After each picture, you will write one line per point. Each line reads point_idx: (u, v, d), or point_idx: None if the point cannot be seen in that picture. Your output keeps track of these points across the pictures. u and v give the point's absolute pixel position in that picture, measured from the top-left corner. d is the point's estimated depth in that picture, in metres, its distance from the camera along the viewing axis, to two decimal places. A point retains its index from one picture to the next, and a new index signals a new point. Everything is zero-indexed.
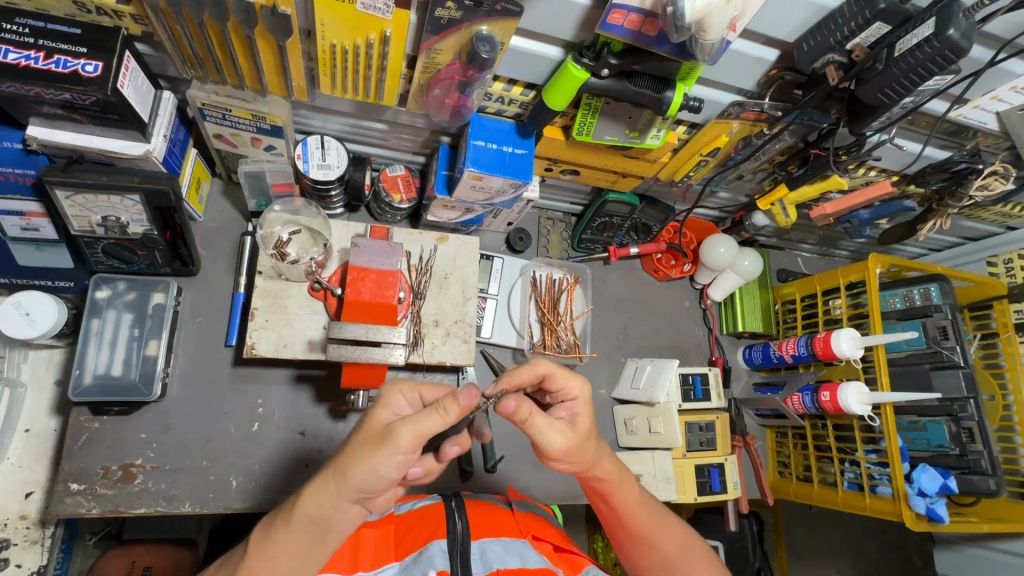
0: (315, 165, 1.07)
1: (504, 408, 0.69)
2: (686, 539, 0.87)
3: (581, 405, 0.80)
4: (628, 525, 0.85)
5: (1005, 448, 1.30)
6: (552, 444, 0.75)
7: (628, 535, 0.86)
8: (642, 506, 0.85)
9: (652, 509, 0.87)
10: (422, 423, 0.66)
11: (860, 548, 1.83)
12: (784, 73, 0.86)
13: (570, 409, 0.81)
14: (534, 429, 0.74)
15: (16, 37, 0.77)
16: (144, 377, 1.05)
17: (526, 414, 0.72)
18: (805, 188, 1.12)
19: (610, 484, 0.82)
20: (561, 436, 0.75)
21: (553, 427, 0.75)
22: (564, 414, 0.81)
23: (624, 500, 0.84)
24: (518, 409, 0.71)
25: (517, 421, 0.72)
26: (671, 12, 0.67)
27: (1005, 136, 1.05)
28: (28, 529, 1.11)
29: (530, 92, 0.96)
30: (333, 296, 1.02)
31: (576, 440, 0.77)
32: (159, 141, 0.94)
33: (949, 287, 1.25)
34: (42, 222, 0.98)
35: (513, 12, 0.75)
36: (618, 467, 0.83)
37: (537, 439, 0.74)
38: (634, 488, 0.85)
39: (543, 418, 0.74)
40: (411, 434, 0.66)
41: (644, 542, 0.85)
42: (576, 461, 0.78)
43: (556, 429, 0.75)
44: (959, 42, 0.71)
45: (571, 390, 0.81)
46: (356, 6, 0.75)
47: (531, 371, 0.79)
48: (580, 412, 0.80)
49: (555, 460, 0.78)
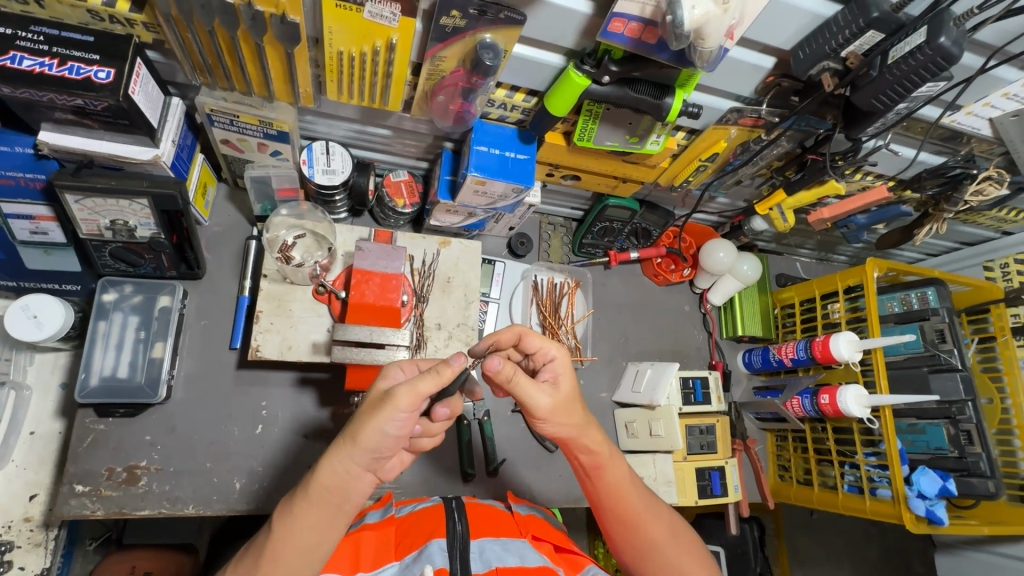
0: (321, 170, 1.09)
1: (488, 365, 0.72)
2: (675, 528, 0.87)
3: (562, 364, 0.82)
4: (618, 508, 0.85)
5: (1004, 451, 1.31)
6: (537, 403, 0.78)
7: (617, 519, 0.85)
8: (631, 487, 0.86)
9: (640, 491, 0.87)
10: (420, 385, 0.69)
11: (862, 553, 1.82)
12: (781, 79, 0.89)
13: (553, 371, 0.82)
14: (518, 389, 0.76)
15: (32, 44, 0.79)
16: (149, 379, 1.06)
17: (508, 375, 0.75)
18: (802, 193, 1.15)
19: (601, 460, 0.84)
20: (545, 396, 0.79)
21: (536, 387, 0.78)
22: (549, 376, 0.82)
23: (612, 479, 0.85)
24: (502, 369, 0.73)
25: (501, 381, 0.75)
26: (670, 20, 0.69)
27: (999, 141, 1.07)
28: (32, 531, 1.12)
29: (533, 98, 0.97)
30: (338, 299, 1.04)
31: (559, 401, 0.80)
32: (168, 146, 0.95)
33: (946, 290, 1.27)
34: (51, 226, 1.00)
35: (516, 20, 0.77)
36: (607, 443, 0.85)
37: (523, 399, 0.78)
38: (624, 470, 0.86)
39: (527, 381, 0.77)
40: (409, 394, 0.68)
41: (632, 524, 0.85)
42: (560, 424, 0.81)
43: (541, 388, 0.78)
44: (951, 50, 0.72)
45: (549, 351, 0.82)
46: (363, 14, 0.77)
47: (510, 331, 0.83)
48: (562, 373, 0.82)
49: (542, 420, 0.80)
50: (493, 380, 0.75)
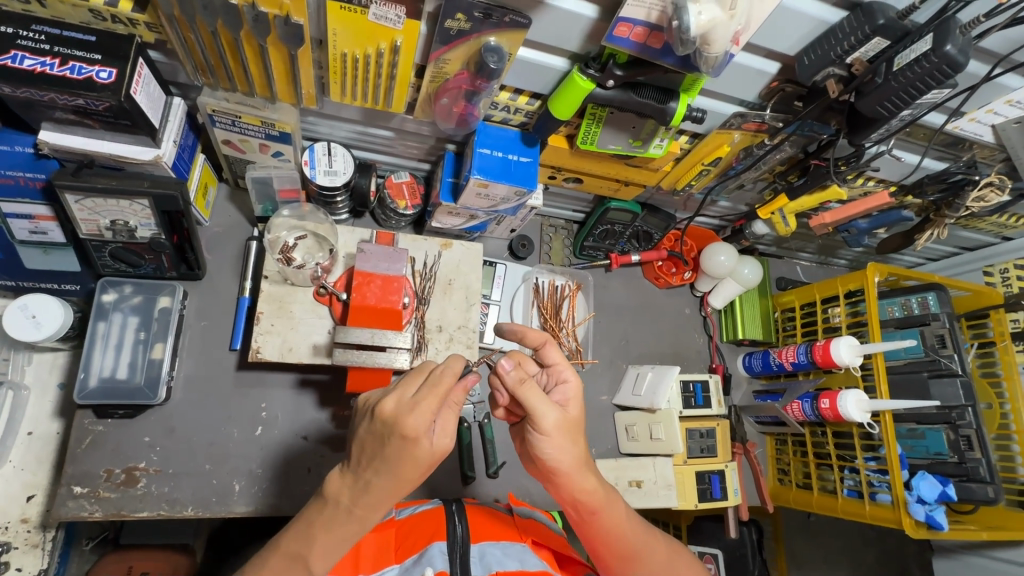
0: (322, 171, 1.09)
1: (499, 366, 0.75)
2: (672, 554, 0.88)
3: (572, 389, 0.82)
4: (616, 546, 0.83)
5: (1003, 456, 1.31)
6: (544, 415, 0.75)
7: (615, 554, 0.84)
8: (628, 524, 0.84)
9: (638, 526, 0.85)
10: (450, 425, 0.70)
11: (859, 556, 1.83)
12: (784, 85, 0.88)
13: (563, 394, 0.82)
14: (528, 397, 0.75)
15: (33, 44, 0.78)
16: (149, 380, 1.05)
17: (520, 377, 0.75)
18: (804, 198, 1.15)
19: (597, 504, 0.80)
20: (554, 412, 0.76)
21: (547, 401, 0.76)
22: (558, 399, 0.82)
23: (610, 520, 0.82)
24: (514, 371, 0.75)
25: (512, 383, 0.75)
26: (677, 26, 0.69)
27: (1001, 148, 1.07)
28: (29, 532, 1.11)
29: (536, 101, 0.97)
30: (339, 301, 1.04)
31: (566, 421, 0.77)
32: (169, 146, 0.95)
33: (947, 295, 1.27)
34: (51, 226, 0.99)
35: (521, 23, 0.77)
36: (602, 486, 0.81)
37: (531, 409, 0.75)
38: (620, 506, 0.84)
39: (539, 390, 0.76)
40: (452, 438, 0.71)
41: (631, 559, 0.84)
42: (562, 449, 0.77)
43: (551, 403, 0.76)
44: (957, 57, 0.72)
45: (564, 373, 0.83)
46: (368, 16, 0.76)
47: (539, 335, 0.86)
48: (571, 398, 0.82)
49: (544, 439, 0.76)
50: (505, 380, 0.75)
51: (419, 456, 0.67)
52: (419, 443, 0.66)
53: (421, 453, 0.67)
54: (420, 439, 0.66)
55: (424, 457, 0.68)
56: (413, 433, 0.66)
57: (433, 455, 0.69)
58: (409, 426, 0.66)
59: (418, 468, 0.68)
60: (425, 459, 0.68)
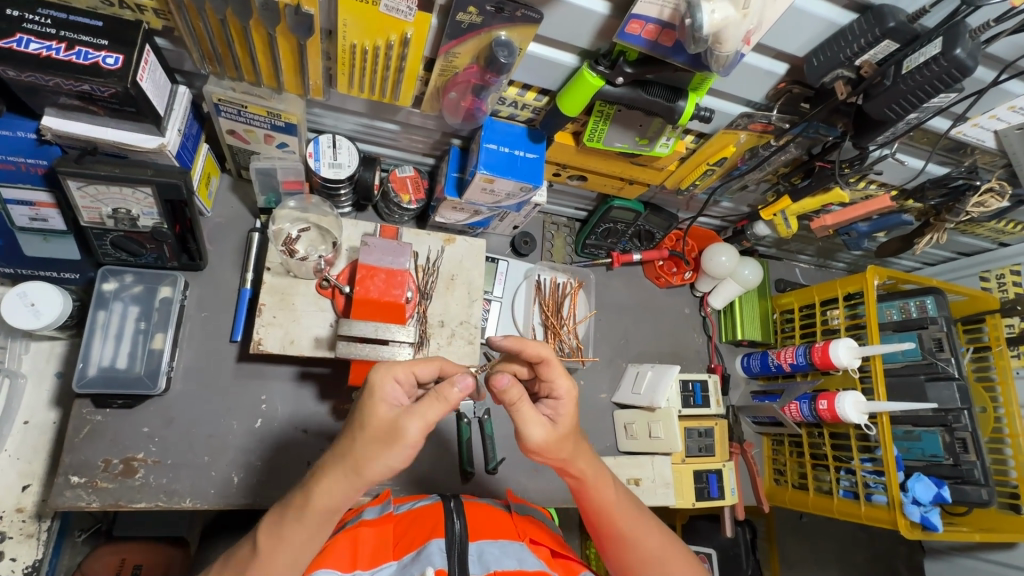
0: (327, 163, 1.08)
1: (495, 381, 0.71)
2: (666, 543, 0.86)
3: (566, 405, 0.80)
4: (606, 524, 0.86)
5: (996, 459, 1.33)
6: (529, 433, 0.75)
7: (606, 534, 0.86)
8: (619, 506, 0.86)
9: (628, 507, 0.87)
10: (426, 414, 0.68)
11: (851, 557, 1.85)
12: (793, 86, 0.89)
13: (553, 408, 0.80)
14: (517, 414, 0.74)
15: (38, 28, 0.77)
16: (149, 371, 1.04)
17: (514, 397, 0.72)
18: (807, 201, 1.15)
19: (586, 483, 0.84)
20: (541, 431, 0.75)
21: (536, 419, 0.75)
22: (548, 411, 0.81)
23: (600, 498, 0.85)
24: (509, 389, 0.71)
25: (505, 399, 0.73)
26: (689, 23, 0.69)
27: (1002, 154, 1.08)
28: (24, 522, 1.10)
29: (544, 97, 0.97)
30: (342, 294, 1.03)
31: (555, 436, 0.77)
32: (173, 135, 0.94)
33: (944, 299, 1.28)
34: (51, 213, 0.98)
35: (533, 19, 0.77)
36: (593, 465, 0.84)
37: (517, 424, 0.75)
38: (610, 487, 0.86)
39: (530, 409, 0.74)
40: (418, 427, 0.67)
41: (622, 541, 0.85)
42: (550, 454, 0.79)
43: (539, 422, 0.75)
44: (966, 61, 0.73)
45: (559, 391, 0.80)
46: (379, 7, 0.76)
47: (539, 349, 0.79)
48: (564, 411, 0.80)
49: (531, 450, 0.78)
50: (498, 393, 0.72)
51: (370, 416, 0.69)
52: (374, 396, 0.69)
53: (373, 415, 0.68)
54: (377, 393, 0.69)
55: (376, 421, 0.69)
56: (370, 382, 0.70)
57: (382, 422, 0.69)
58: (372, 375, 0.71)
59: (367, 432, 0.69)
60: (373, 422, 0.69)
